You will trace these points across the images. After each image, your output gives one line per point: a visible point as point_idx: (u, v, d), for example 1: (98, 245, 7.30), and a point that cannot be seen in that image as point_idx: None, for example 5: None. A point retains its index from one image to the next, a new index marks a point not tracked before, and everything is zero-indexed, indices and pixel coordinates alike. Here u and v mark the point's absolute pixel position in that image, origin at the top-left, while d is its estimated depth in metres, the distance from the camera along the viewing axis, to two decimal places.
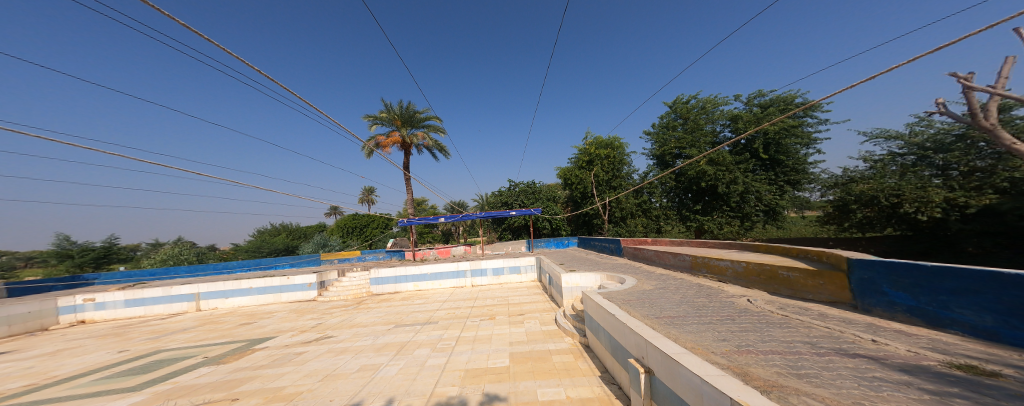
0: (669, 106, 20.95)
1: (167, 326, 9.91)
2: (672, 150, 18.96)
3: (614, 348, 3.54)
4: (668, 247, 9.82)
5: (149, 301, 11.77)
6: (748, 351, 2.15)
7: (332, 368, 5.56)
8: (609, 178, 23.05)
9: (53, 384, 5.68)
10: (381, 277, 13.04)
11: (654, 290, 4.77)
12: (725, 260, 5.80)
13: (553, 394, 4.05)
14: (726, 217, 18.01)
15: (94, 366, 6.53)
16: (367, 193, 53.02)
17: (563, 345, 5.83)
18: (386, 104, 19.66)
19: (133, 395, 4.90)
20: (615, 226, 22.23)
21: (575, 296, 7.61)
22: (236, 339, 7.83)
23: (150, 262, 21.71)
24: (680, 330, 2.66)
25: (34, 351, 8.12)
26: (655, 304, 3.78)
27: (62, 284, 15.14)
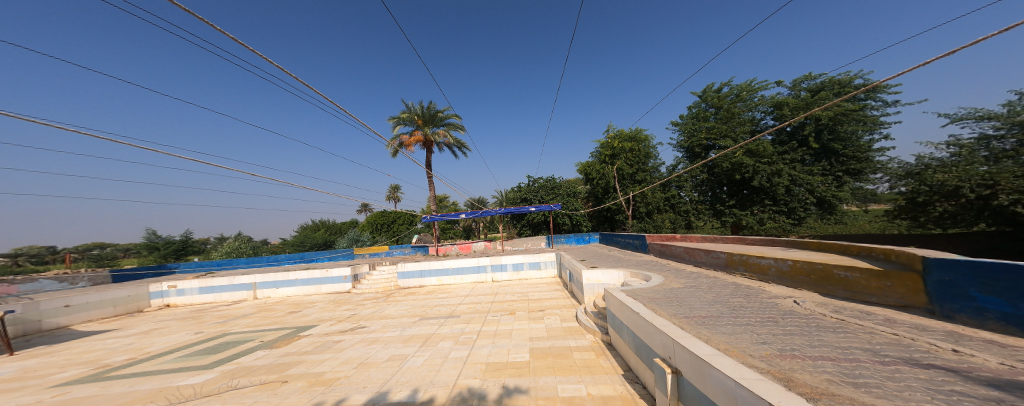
0: (699, 95, 19.90)
1: (226, 312, 10.92)
2: (703, 141, 18.12)
3: (638, 347, 3.46)
4: (699, 244, 9.38)
5: (217, 289, 12.95)
6: (794, 356, 2.01)
7: (365, 356, 5.88)
8: (633, 171, 22.51)
9: (142, 359, 6.50)
10: (407, 271, 13.58)
11: (683, 288, 4.58)
12: (768, 258, 5.49)
13: (573, 390, 4.04)
14: (768, 212, 16.63)
15: (170, 346, 7.35)
16: (393, 190, 55.37)
17: (583, 342, 5.77)
18: (408, 104, 20.17)
19: (206, 373, 5.48)
20: (640, 222, 21.99)
21: (597, 293, 7.47)
22: (285, 326, 8.49)
23: (216, 254, 24.05)
24: (714, 330, 2.54)
25: (126, 330, 9.30)
26: (684, 303, 3.62)
27: (149, 271, 17.12)
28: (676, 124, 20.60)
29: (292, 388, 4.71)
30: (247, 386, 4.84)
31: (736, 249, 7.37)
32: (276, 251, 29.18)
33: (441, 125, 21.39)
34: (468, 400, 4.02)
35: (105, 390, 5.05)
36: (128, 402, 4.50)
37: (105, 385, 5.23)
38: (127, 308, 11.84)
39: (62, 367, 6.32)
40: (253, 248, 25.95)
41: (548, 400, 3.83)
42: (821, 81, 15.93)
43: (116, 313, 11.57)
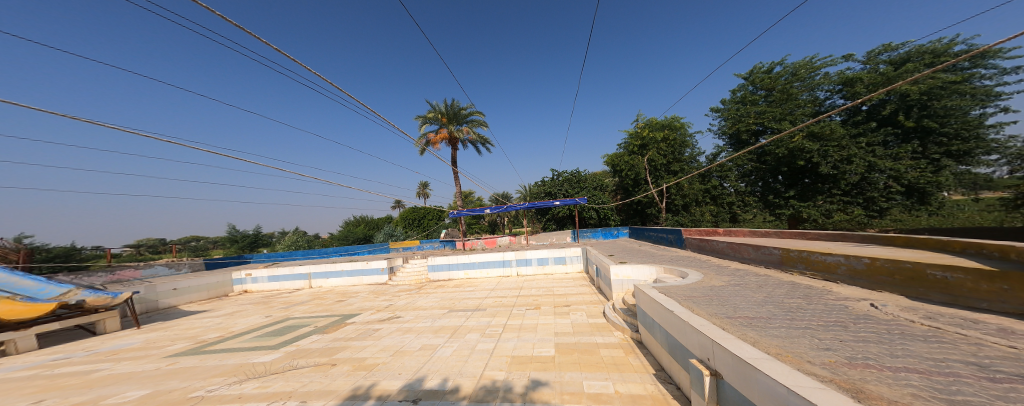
0: (745, 77, 18.43)
1: (287, 299, 12.07)
2: (752, 127, 16.62)
3: (671, 346, 3.31)
4: (747, 239, 8.71)
5: (281, 277, 14.20)
6: (865, 365, 1.80)
7: (400, 344, 6.20)
8: (669, 162, 21.60)
9: (226, 337, 7.39)
10: (436, 265, 14.02)
11: (726, 286, 4.28)
12: (835, 254, 4.96)
13: (600, 388, 3.98)
14: (836, 202, 14.94)
15: (244, 327, 8.27)
16: (422, 187, 57.57)
17: (612, 339, 5.64)
18: (433, 103, 20.67)
19: (273, 352, 6.10)
20: (675, 216, 21.11)
21: (626, 290, 7.24)
22: (333, 313, 9.19)
23: (280, 246, 26.79)
24: (763, 332, 2.35)
25: (214, 311, 10.64)
26: (728, 302, 3.39)
27: (232, 260, 19.46)
28: (718, 110, 19.14)
29: (339, 370, 5.09)
30: (304, 367, 5.31)
31: (792, 245, 6.72)
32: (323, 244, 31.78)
33: (465, 122, 21.73)
34: (495, 392, 4.10)
35: (203, 361, 5.83)
36: (217, 374, 5.14)
37: (202, 358, 6.02)
38: (214, 292, 13.38)
39: (172, 340, 7.38)
40: (308, 241, 28.63)
41: (574, 396, 3.80)
42: (905, 51, 13.90)
43: (208, 296, 13.18)
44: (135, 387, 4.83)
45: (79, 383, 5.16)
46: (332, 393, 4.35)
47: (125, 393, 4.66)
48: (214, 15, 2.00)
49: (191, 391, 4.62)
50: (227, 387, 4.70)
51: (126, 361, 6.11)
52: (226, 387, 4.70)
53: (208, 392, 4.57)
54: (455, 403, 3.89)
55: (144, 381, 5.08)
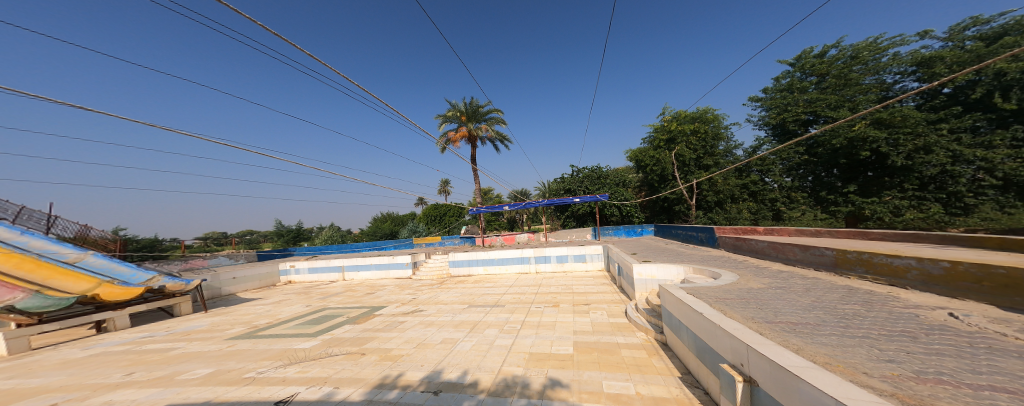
0: (792, 63, 16.97)
1: (323, 290, 12.82)
2: (802, 115, 15.35)
3: (700, 350, 3.16)
4: (791, 239, 8.05)
5: (319, 269, 15.12)
6: (937, 381, 1.62)
7: (423, 337, 6.39)
8: (700, 156, 20.56)
9: (273, 323, 7.98)
10: (457, 261, 14.33)
11: (765, 289, 4.02)
12: (903, 257, 4.20)
13: (620, 388, 3.90)
14: (908, 198, 12.64)
15: (288, 315, 8.88)
16: (444, 185, 58.85)
17: (633, 340, 5.49)
18: (452, 102, 20.99)
19: (312, 340, 6.50)
20: (707, 213, 20.09)
21: (650, 289, 7.01)
22: (363, 305, 9.64)
23: (318, 240, 28.60)
24: (808, 338, 2.19)
25: (263, 299, 11.55)
26: (769, 306, 3.17)
27: (278, 253, 21.06)
28: (758, 100, 17.91)
29: (368, 360, 5.34)
30: (336, 355, 5.62)
31: (846, 245, 6.13)
32: (353, 238, 33.47)
33: (483, 120, 21.88)
34: (513, 387, 4.15)
35: (255, 345, 6.34)
36: (266, 358, 5.57)
37: (255, 342, 6.55)
38: (265, 282, 14.50)
39: (231, 324, 8.09)
40: (343, 236, 30.30)
41: (593, 395, 3.77)
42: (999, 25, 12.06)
43: (259, 285, 14.33)
44: (202, 365, 5.35)
45: (159, 358, 5.79)
46: (360, 381, 4.57)
47: (195, 370, 5.17)
48: (240, 16, 2.21)
49: (245, 371, 5.03)
50: (273, 369, 5.07)
51: (196, 341, 6.79)
52: (273, 369, 5.08)
53: (258, 373, 4.95)
54: (474, 396, 3.98)
55: (209, 360, 5.60)
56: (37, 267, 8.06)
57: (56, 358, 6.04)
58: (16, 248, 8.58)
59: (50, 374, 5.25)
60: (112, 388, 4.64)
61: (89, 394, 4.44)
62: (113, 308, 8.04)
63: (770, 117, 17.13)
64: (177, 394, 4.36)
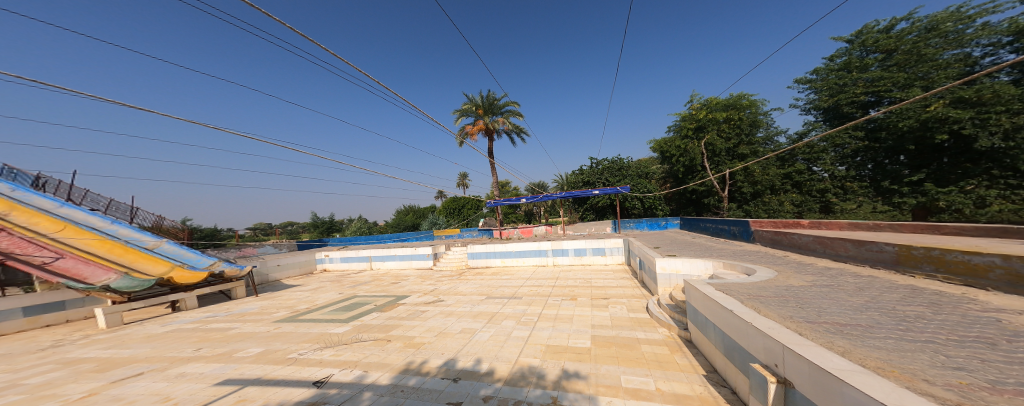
0: (852, 39, 15.47)
1: (353, 279, 13.51)
2: (861, 97, 14.01)
3: (729, 348, 3.03)
4: (836, 233, 7.43)
5: (350, 259, 15.90)
6: (1016, 394, 1.45)
7: (443, 327, 6.60)
8: (735, 144, 19.43)
9: (312, 309, 8.54)
10: (475, 253, 14.51)
11: (807, 287, 3.78)
12: (984, 255, 3.77)
13: (639, 383, 3.85)
14: (998, 188, 10.30)
15: (323, 301, 9.45)
16: (461, 178, 59.67)
17: (655, 336, 5.37)
18: (468, 95, 21.05)
19: (344, 326, 6.89)
20: (742, 206, 18.96)
21: (674, 285, 6.82)
22: (389, 294, 10.08)
23: (348, 232, 30.14)
24: (857, 341, 2.04)
25: (302, 286, 12.37)
26: (812, 305, 2.98)
27: (314, 243, 22.41)
28: (807, 81, 16.48)
29: (393, 346, 5.59)
30: (365, 340, 5.94)
31: (907, 241, 5.55)
32: (378, 230, 34.95)
33: (499, 113, 21.81)
34: (528, 378, 4.20)
35: (297, 328, 6.82)
36: (306, 340, 5.98)
37: (296, 325, 7.05)
38: (304, 269, 15.46)
39: (276, 308, 8.73)
40: (370, 227, 31.69)
41: (610, 389, 3.76)
42: None
43: (300, 272, 15.31)
44: (253, 344, 5.84)
45: (220, 337, 6.39)
46: (386, 366, 4.80)
47: (247, 348, 5.66)
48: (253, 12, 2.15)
49: (288, 352, 5.44)
50: (312, 352, 5.44)
51: (249, 322, 7.41)
52: (312, 351, 5.45)
53: (299, 355, 5.33)
54: (491, 385, 4.08)
55: (259, 340, 6.10)
56: (124, 252, 9.05)
57: (142, 332, 6.84)
58: (108, 234, 9.56)
59: (136, 346, 5.94)
60: (184, 361, 5.17)
61: (167, 366, 4.98)
62: (186, 289, 8.97)
63: (822, 100, 15.91)
64: (234, 369, 4.80)
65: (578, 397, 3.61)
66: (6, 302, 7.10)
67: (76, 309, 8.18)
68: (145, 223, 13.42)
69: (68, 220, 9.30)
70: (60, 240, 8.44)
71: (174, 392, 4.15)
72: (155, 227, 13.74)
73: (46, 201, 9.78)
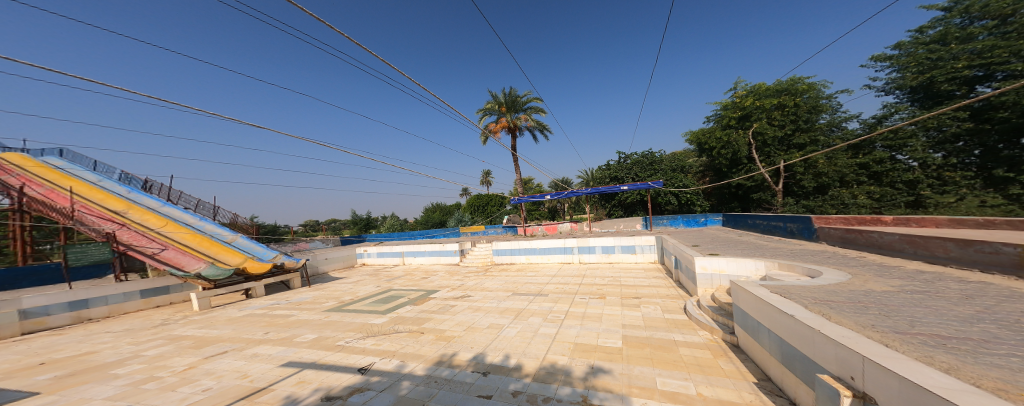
0: (948, 7, 13.35)
1: (388, 273, 14.25)
2: (965, 71, 11.83)
3: (788, 357, 2.77)
4: (917, 231, 6.51)
5: (384, 254, 16.80)
6: None
7: (472, 321, 6.75)
8: (791, 132, 17.68)
9: (355, 300, 9.16)
10: (500, 249, 14.71)
11: (889, 293, 3.34)
12: None
13: (677, 387, 3.67)
14: None
15: (363, 294, 10.08)
16: (485, 175, 60.46)
17: (695, 338, 5.08)
18: (492, 93, 21.23)
19: (382, 317, 7.30)
20: (801, 201, 17.00)
21: (717, 285, 6.40)
22: (421, 288, 10.52)
23: (383, 228, 31.95)
24: (965, 356, 1.76)
25: (345, 278, 13.32)
26: (897, 314, 2.63)
27: (354, 238, 24.01)
28: (887, 58, 14.49)
29: (426, 339, 5.83)
30: (401, 332, 6.25)
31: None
32: (410, 227, 36.59)
33: (523, 110, 21.85)
34: (556, 375, 4.18)
35: (342, 318, 7.37)
36: (351, 330, 6.43)
37: (341, 315, 7.60)
38: (347, 263, 16.62)
39: (325, 299, 9.47)
40: (402, 224, 33.31)
41: (645, 390, 3.63)
42: None
43: (343, 266, 16.48)
44: (308, 331, 6.40)
45: (282, 322, 7.09)
46: (421, 357, 5.02)
47: (303, 334, 6.21)
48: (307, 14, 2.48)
49: (336, 340, 5.88)
50: (357, 340, 5.84)
51: (304, 310, 8.13)
52: (356, 340, 5.85)
53: (346, 342, 5.75)
54: (520, 380, 4.11)
55: (313, 327, 6.66)
56: (211, 245, 10.28)
57: (225, 315, 7.78)
58: (197, 229, 10.96)
59: (220, 328, 6.75)
60: (256, 343, 5.80)
61: (244, 346, 5.61)
62: (257, 279, 10.06)
63: (909, 78, 13.61)
64: (294, 353, 5.29)
65: (609, 397, 3.54)
66: (127, 285, 8.41)
67: (178, 293, 9.42)
68: (224, 219, 15.25)
69: (169, 217, 10.88)
70: (164, 234, 9.87)
71: (248, 370, 4.67)
72: (231, 223, 15.54)
73: (153, 201, 11.48)
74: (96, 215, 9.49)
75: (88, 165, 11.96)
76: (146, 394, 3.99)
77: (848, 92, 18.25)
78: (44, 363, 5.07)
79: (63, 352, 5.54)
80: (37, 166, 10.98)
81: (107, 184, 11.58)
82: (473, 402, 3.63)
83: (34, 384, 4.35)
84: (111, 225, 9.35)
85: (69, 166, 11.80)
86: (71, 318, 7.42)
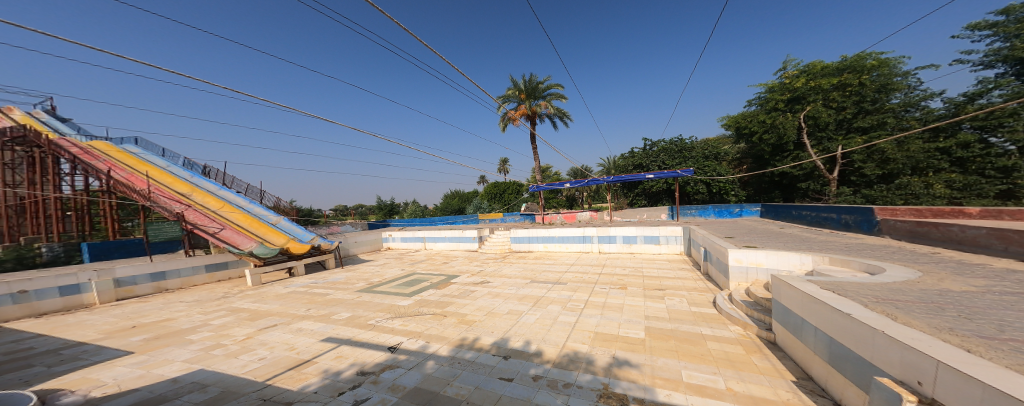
0: None
1: (411, 257, 14.86)
2: None
3: (839, 358, 2.59)
4: (1000, 224, 5.78)
5: (408, 240, 17.51)
6: None
7: (492, 307, 6.92)
8: (853, 115, 15.87)
9: (382, 282, 9.68)
10: (518, 237, 14.83)
11: (964, 294, 2.98)
12: None
13: (704, 380, 3.58)
14: None
15: (390, 276, 10.61)
16: (502, 163, 60.51)
17: (725, 333, 4.89)
18: (512, 80, 20.88)
19: (407, 299, 7.67)
20: (860, 190, 15.36)
21: (753, 279, 6.10)
22: (443, 273, 10.89)
23: (405, 214, 33.21)
24: None
25: (373, 261, 14.07)
26: (976, 316, 2.35)
27: (380, 223, 25.15)
28: (988, 26, 12.41)
29: (449, 321, 6.08)
30: (426, 314, 6.56)
31: None
32: (430, 214, 37.67)
33: (543, 97, 21.43)
34: (577, 362, 4.22)
35: (373, 298, 7.84)
36: (380, 310, 6.84)
37: (371, 295, 8.09)
38: (374, 247, 17.48)
39: (356, 280, 10.09)
40: (423, 211, 34.37)
41: (669, 382, 3.59)
42: None
43: (370, 249, 17.36)
44: (343, 309, 6.89)
45: (321, 300, 7.68)
46: (445, 339, 5.25)
47: (338, 312, 6.70)
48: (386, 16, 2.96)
49: (368, 319, 6.28)
50: (386, 320, 6.21)
51: (339, 290, 8.75)
52: (386, 320, 6.21)
53: (377, 322, 6.13)
54: (540, 365, 4.20)
55: (348, 306, 7.16)
56: (260, 226, 11.22)
57: (273, 291, 8.54)
58: (248, 211, 11.96)
59: (270, 302, 7.44)
60: (300, 318, 6.33)
61: (290, 320, 6.15)
62: (299, 259, 10.88)
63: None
64: (333, 329, 5.73)
65: (632, 386, 3.55)
66: (194, 260, 9.41)
67: (235, 268, 10.34)
68: (269, 203, 16.52)
69: (225, 200, 11.97)
70: (222, 215, 10.93)
71: (294, 343, 5.12)
72: (275, 206, 16.81)
73: (211, 185, 12.64)
74: (168, 196, 10.71)
75: (158, 152, 13.34)
76: (215, 359, 4.52)
77: (935, 68, 15.24)
78: (134, 326, 5.87)
79: (148, 318, 6.37)
80: (119, 154, 12.42)
81: (174, 168, 12.89)
82: (495, 383, 3.77)
83: (127, 343, 5.08)
84: (179, 205, 10.52)
85: (143, 153, 13.24)
86: (152, 287, 8.47)
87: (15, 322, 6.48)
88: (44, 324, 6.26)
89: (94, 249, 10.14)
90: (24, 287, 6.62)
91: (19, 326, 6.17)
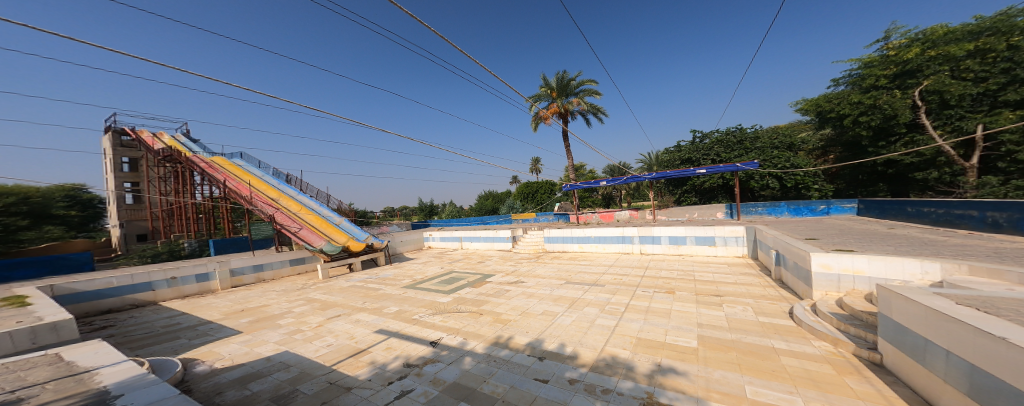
0: None
1: (450, 256, 15.46)
2: None
3: (986, 390, 2.07)
4: None
5: (446, 239, 18.25)
6: None
7: (526, 307, 6.88)
8: (1000, 86, 12.51)
9: (424, 279, 10.20)
10: (551, 237, 14.60)
11: None
12: None
13: (776, 399, 3.12)
14: None
15: (430, 274, 11.14)
16: (534, 164, 60.49)
17: (803, 350, 4.23)
18: (543, 79, 20.65)
19: (446, 297, 7.95)
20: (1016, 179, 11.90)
21: (853, 289, 5.19)
22: (478, 272, 11.12)
23: (444, 214, 34.72)
24: None
25: (416, 259, 14.91)
26: None
27: (421, 223, 26.59)
28: None
29: (483, 320, 6.16)
30: (463, 311, 6.74)
31: None
32: (466, 214, 38.93)
33: (575, 94, 20.86)
34: (615, 368, 3.99)
35: (416, 294, 8.29)
36: (422, 306, 7.20)
37: (414, 292, 8.55)
38: (417, 246, 18.51)
39: (402, 276, 10.77)
40: (460, 211, 35.63)
41: (728, 397, 3.21)
42: None
43: (413, 248, 18.41)
44: (390, 304, 7.39)
45: (373, 294, 8.33)
46: (481, 336, 5.33)
47: (387, 306, 7.19)
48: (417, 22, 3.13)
49: (411, 314, 6.64)
50: (428, 316, 6.50)
51: (388, 285, 9.41)
52: (428, 315, 6.51)
53: (420, 317, 6.45)
54: (576, 368, 4.05)
55: (395, 301, 7.66)
56: (328, 226, 12.56)
57: (337, 285, 9.51)
58: (319, 212, 13.47)
59: (335, 294, 8.27)
60: (356, 310, 6.93)
61: (350, 312, 6.75)
62: (357, 256, 11.95)
63: None
64: (383, 322, 6.17)
65: (680, 397, 3.24)
66: (282, 255, 10.85)
67: (311, 263, 11.65)
68: (333, 205, 18.37)
69: (303, 203, 13.64)
70: (300, 216, 12.48)
71: (353, 333, 5.61)
72: (338, 208, 18.65)
73: (293, 190, 14.50)
74: (263, 201, 12.58)
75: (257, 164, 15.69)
76: (295, 342, 5.13)
77: None
78: (243, 310, 6.92)
79: (252, 303, 7.48)
80: (231, 166, 14.89)
81: (268, 177, 15.07)
82: (531, 384, 3.72)
83: (225, 324, 6.01)
84: (270, 209, 12.29)
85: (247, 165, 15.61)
86: (255, 278, 9.92)
87: (165, 302, 8.15)
88: (185, 304, 7.73)
89: (218, 245, 12.13)
90: (174, 273, 8.39)
91: (168, 305, 7.71)
